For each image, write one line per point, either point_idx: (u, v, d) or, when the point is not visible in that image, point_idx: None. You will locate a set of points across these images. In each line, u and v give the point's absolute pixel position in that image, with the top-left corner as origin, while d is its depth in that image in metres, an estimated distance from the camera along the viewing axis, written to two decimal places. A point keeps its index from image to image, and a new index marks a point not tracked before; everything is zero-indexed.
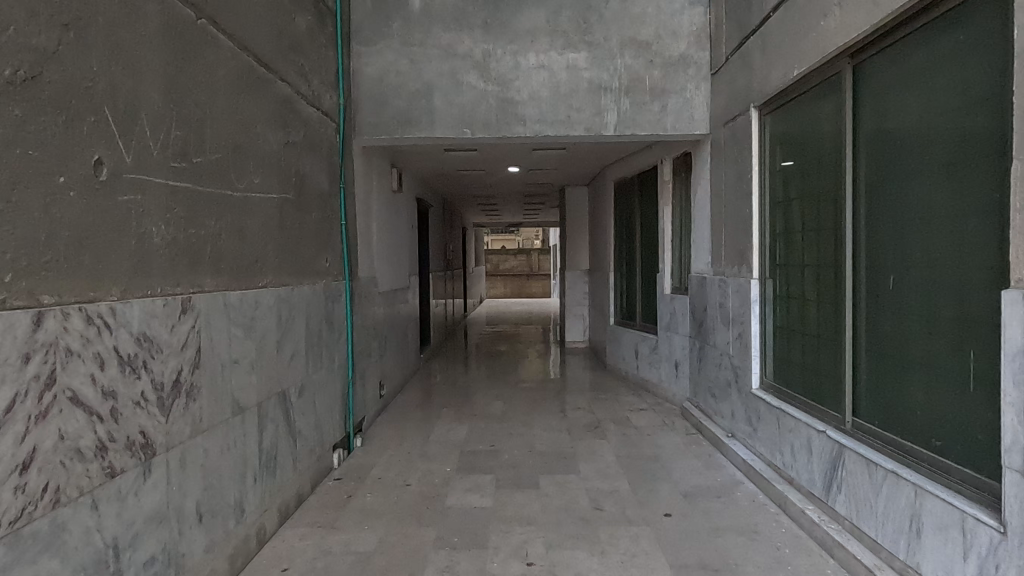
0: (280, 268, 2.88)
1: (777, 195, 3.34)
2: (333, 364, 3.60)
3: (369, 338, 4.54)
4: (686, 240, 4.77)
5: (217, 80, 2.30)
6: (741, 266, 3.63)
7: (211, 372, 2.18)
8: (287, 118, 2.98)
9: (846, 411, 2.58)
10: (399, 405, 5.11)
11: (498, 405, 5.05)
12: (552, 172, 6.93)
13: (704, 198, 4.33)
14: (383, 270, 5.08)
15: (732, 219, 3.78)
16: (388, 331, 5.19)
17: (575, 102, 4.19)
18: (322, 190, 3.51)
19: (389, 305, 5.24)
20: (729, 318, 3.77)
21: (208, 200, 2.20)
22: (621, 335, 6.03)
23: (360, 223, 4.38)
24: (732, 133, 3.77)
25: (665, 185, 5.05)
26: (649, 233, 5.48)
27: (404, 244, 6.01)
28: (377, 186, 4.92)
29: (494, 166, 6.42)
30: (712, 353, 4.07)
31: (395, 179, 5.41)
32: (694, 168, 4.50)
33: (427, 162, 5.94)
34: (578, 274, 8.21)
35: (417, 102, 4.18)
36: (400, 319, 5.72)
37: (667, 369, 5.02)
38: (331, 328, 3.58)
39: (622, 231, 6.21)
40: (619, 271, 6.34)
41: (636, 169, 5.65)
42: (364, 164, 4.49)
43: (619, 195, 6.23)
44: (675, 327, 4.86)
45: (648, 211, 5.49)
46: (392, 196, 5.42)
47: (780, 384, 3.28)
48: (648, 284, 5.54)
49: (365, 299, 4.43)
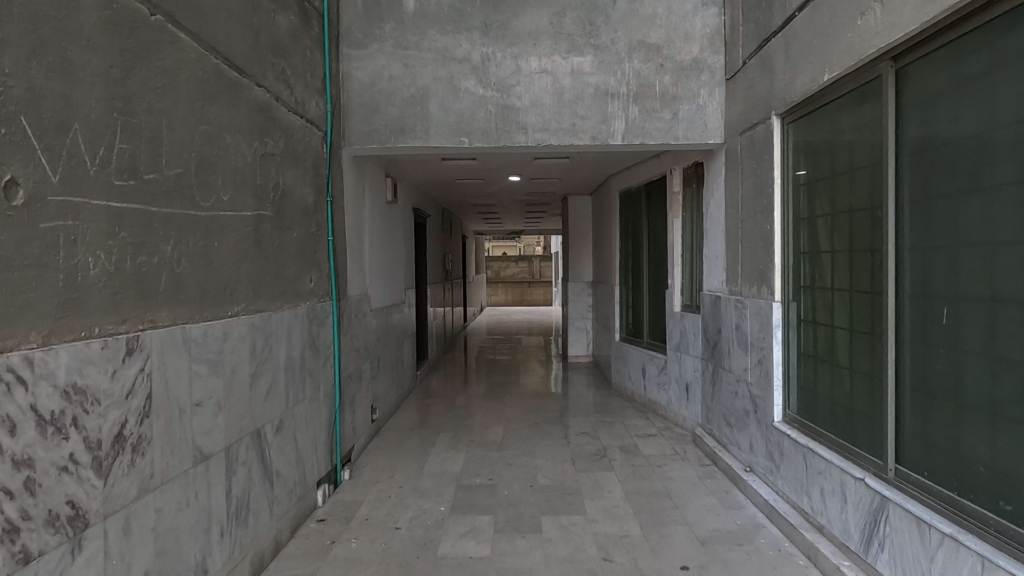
0: (256, 292, 2.60)
1: (801, 211, 3.06)
2: (318, 393, 3.31)
3: (360, 360, 4.26)
4: (698, 255, 4.49)
5: (179, 86, 2.03)
6: (761, 286, 3.35)
7: (165, 419, 1.90)
8: (264, 127, 2.71)
9: (888, 457, 2.30)
10: (392, 429, 4.82)
11: (497, 430, 4.75)
12: (555, 181, 6.66)
13: (718, 211, 4.05)
14: (376, 286, 4.80)
15: (750, 235, 3.49)
16: (381, 350, 4.91)
17: (580, 109, 3.92)
18: (307, 204, 3.24)
19: (382, 323, 4.96)
20: (748, 342, 3.48)
21: (164, 222, 1.92)
22: (627, 353, 5.74)
23: (350, 237, 4.11)
24: (749, 143, 3.49)
25: (675, 196, 4.77)
26: (657, 247, 5.20)
27: (400, 257, 5.74)
28: (370, 197, 4.64)
29: (494, 175, 6.14)
30: (727, 378, 3.78)
31: (389, 190, 5.14)
32: (707, 179, 4.22)
33: (424, 170, 5.67)
34: (581, 286, 7.92)
35: (412, 108, 3.90)
36: (395, 336, 5.44)
37: (677, 392, 4.73)
38: (316, 354, 3.30)
39: (628, 243, 5.94)
40: (624, 285, 6.06)
41: (643, 179, 5.38)
42: (355, 174, 4.22)
43: (625, 205, 5.95)
44: (686, 348, 4.57)
45: (656, 223, 5.22)
46: (386, 207, 5.15)
47: (806, 418, 3.00)
48: (655, 301, 5.26)
49: (356, 318, 4.15)
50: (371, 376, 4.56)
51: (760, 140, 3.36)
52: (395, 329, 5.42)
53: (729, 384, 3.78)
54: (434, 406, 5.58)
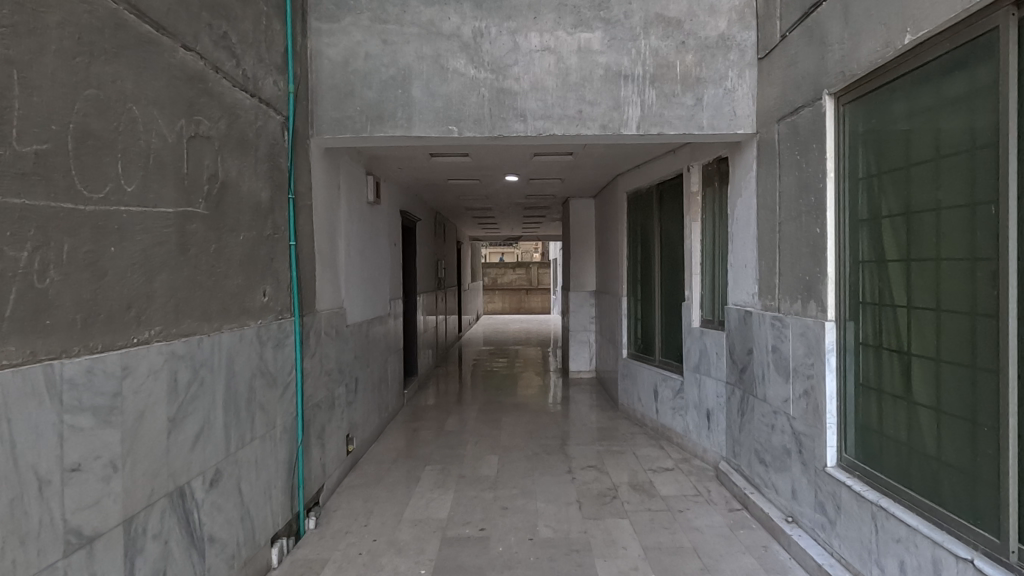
0: (180, 311, 2.03)
1: (862, 212, 2.52)
2: (273, 430, 2.74)
3: (333, 385, 3.68)
4: (722, 264, 3.93)
5: (45, 30, 1.46)
6: (808, 301, 2.79)
7: (10, 499, 1.34)
8: (196, 101, 2.15)
9: (1009, 535, 1.76)
10: (372, 461, 4.24)
11: (492, 461, 4.18)
12: (556, 181, 6.10)
13: (747, 213, 3.50)
14: (355, 298, 4.24)
15: (793, 240, 2.94)
16: (361, 371, 4.34)
17: (588, 93, 3.37)
18: (259, 201, 2.67)
19: (362, 340, 4.39)
20: (792, 367, 2.92)
21: (12, 219, 1.36)
22: (637, 372, 5.17)
23: (321, 242, 3.54)
24: (791, 131, 2.94)
25: (694, 197, 4.22)
26: (671, 254, 4.65)
27: (384, 265, 5.17)
28: (346, 196, 4.08)
29: (489, 174, 5.59)
30: (763, 409, 3.22)
31: (371, 189, 4.59)
32: (733, 176, 3.67)
33: (410, 168, 5.11)
34: (584, 296, 7.35)
35: (391, 92, 3.35)
36: (378, 353, 4.87)
37: (696, 419, 4.16)
38: (270, 383, 2.73)
39: (638, 249, 5.38)
40: (634, 296, 5.50)
41: (655, 178, 4.83)
42: (328, 169, 3.66)
43: (635, 208, 5.40)
44: (708, 370, 4.00)
45: (671, 227, 4.66)
46: (367, 209, 4.59)
47: (870, 466, 2.45)
48: (670, 315, 4.70)
49: (327, 336, 3.58)
50: (347, 401, 3.99)
51: (805, 127, 2.81)
52: (378, 345, 4.85)
53: (765, 416, 3.21)
54: (421, 432, 5.00)
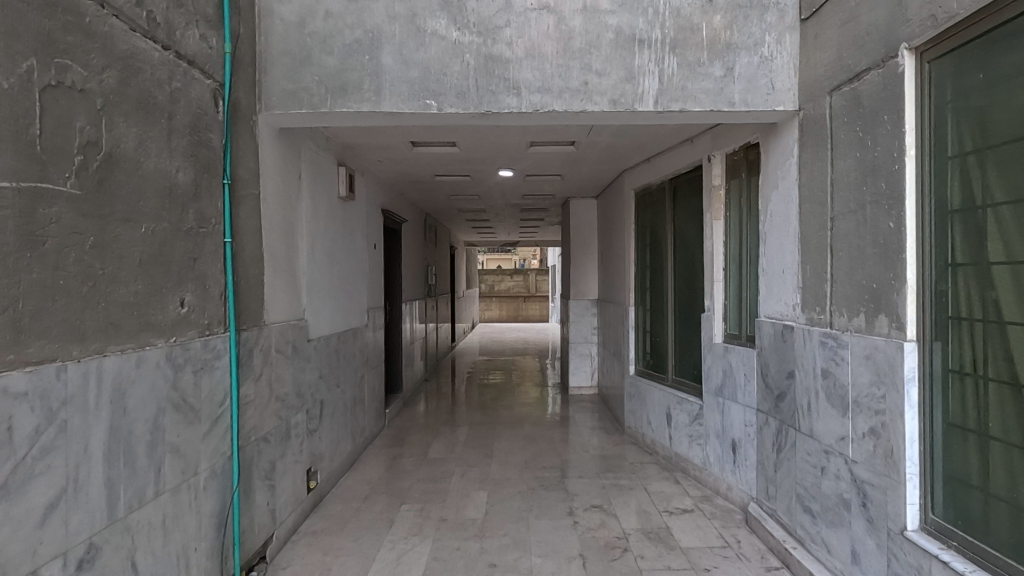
0: (23, 330, 1.43)
1: (956, 200, 1.92)
2: (192, 478, 2.13)
3: (288, 413, 3.08)
4: (752, 269, 3.34)
5: None
6: (876, 315, 2.19)
7: None
8: (61, 39, 1.56)
9: None
10: (340, 498, 3.63)
11: (479, 500, 3.57)
12: (555, 178, 5.52)
13: (787, 209, 2.91)
14: (320, 309, 3.64)
15: (853, 238, 2.34)
16: (328, 394, 3.74)
17: (595, 62, 2.78)
18: (176, 185, 2.08)
19: (329, 356, 3.79)
20: (852, 397, 2.32)
21: None
22: (647, 392, 4.57)
23: (274, 241, 2.94)
24: (849, 102, 2.36)
25: (717, 192, 3.64)
26: (688, 258, 4.07)
27: (360, 271, 4.57)
28: (310, 189, 3.49)
29: (480, 169, 5.00)
30: (812, 448, 2.61)
31: (343, 183, 4.00)
32: (770, 163, 3.09)
33: (390, 159, 4.52)
34: (585, 305, 6.75)
35: (357, 59, 2.76)
36: (351, 372, 4.26)
37: (720, 452, 3.57)
38: (189, 420, 2.12)
39: (647, 254, 4.80)
40: (643, 307, 4.91)
41: (669, 172, 4.25)
42: (283, 155, 3.07)
43: (644, 207, 4.81)
44: (735, 394, 3.40)
45: (688, 228, 4.08)
46: (337, 206, 3.99)
47: (973, 537, 1.85)
48: (686, 329, 4.11)
49: (280, 354, 2.97)
50: (309, 430, 3.38)
51: (871, 96, 2.22)
52: (351, 362, 4.26)
53: (813, 456, 2.61)
54: (401, 461, 4.39)
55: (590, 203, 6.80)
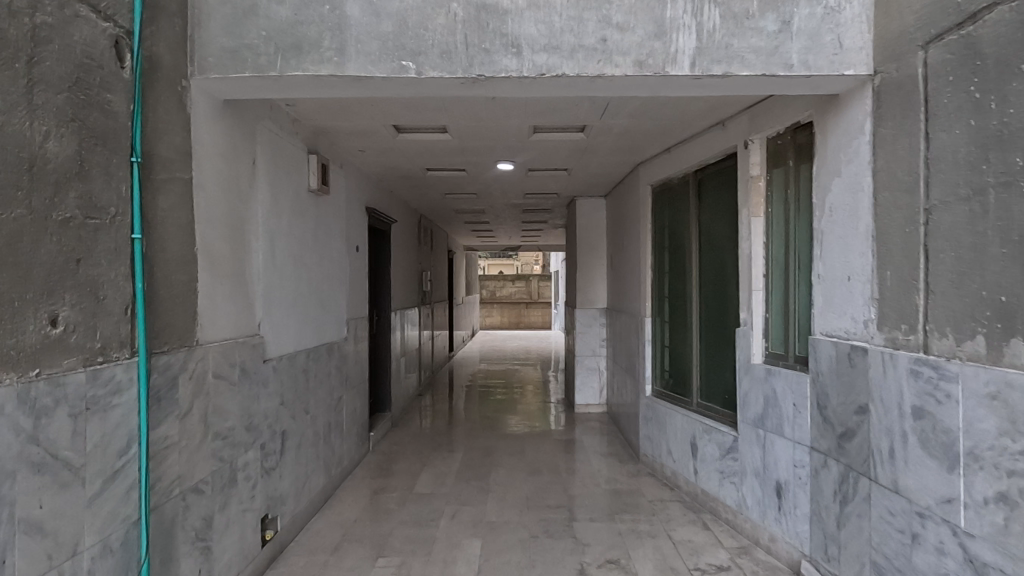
0: None
1: None
2: (66, 562, 1.55)
3: (234, 453, 2.49)
4: (803, 275, 2.76)
5: None
6: (1005, 340, 1.61)
7: None
8: None
9: None
10: (306, 547, 3.05)
11: (471, 551, 2.98)
12: (561, 173, 4.95)
13: (854, 200, 2.33)
14: (283, 323, 3.07)
15: (963, 235, 1.76)
16: (292, 423, 3.15)
17: (615, 13, 2.20)
18: (43, 157, 1.50)
19: (295, 378, 3.21)
20: (966, 447, 1.73)
21: None
22: (668, 418, 3.98)
23: (214, 239, 2.37)
24: (958, 55, 1.78)
25: (756, 183, 3.06)
26: (718, 263, 3.49)
27: (337, 277, 4.00)
28: (268, 179, 2.92)
29: (476, 161, 4.43)
30: (898, 507, 2.02)
31: (313, 174, 3.42)
32: (829, 146, 2.51)
33: (372, 148, 3.95)
34: (593, 314, 6.18)
35: (315, 8, 2.18)
36: (324, 394, 3.68)
37: (761, 494, 2.98)
38: (63, 483, 1.54)
39: (667, 258, 4.23)
40: (661, 319, 4.34)
41: (695, 162, 3.67)
42: (229, 134, 2.50)
43: (663, 204, 4.24)
44: (782, 427, 2.81)
45: (718, 228, 3.51)
46: (307, 201, 3.42)
47: None
48: (716, 346, 3.53)
49: (222, 380, 2.39)
50: (265, 470, 2.80)
51: (995, 40, 1.64)
52: (324, 383, 3.68)
53: (899, 517, 2.02)
54: (382, 497, 3.79)
55: (599, 202, 6.22)
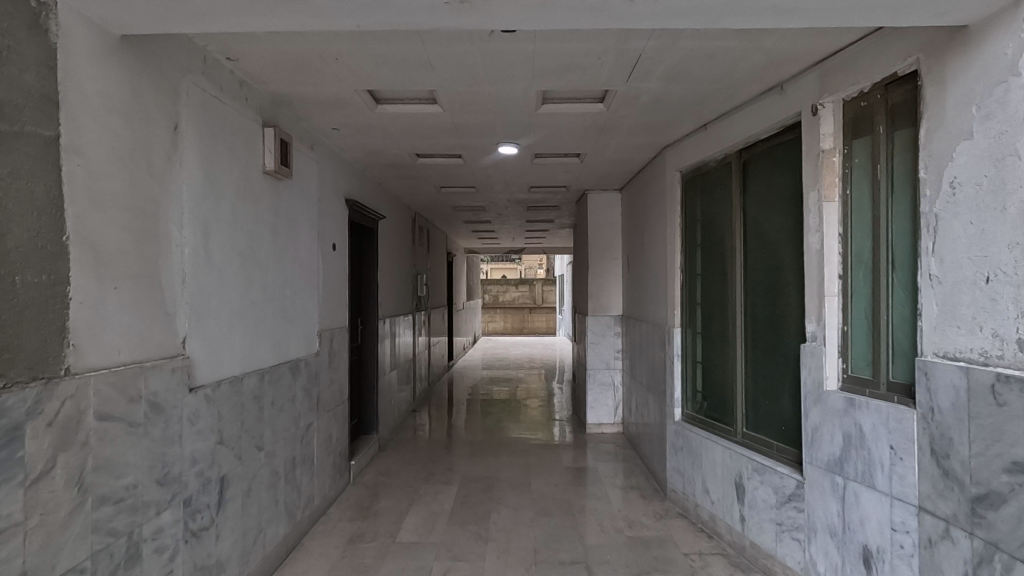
0: None
1: None
2: None
3: (137, 520, 1.82)
4: (903, 276, 2.10)
5: None
6: None
7: None
8: None
9: None
10: None
11: None
12: (572, 161, 4.29)
13: (996, 170, 1.67)
14: (223, 337, 2.41)
15: None
16: (236, 466, 2.49)
17: None
18: None
19: (243, 406, 2.55)
20: None
21: None
22: (706, 451, 3.31)
23: (103, 227, 1.71)
24: None
25: (829, 159, 2.39)
26: (776, 262, 2.82)
27: (306, 279, 3.34)
28: (201, 153, 2.26)
29: (474, 144, 3.78)
30: None
31: (271, 152, 2.78)
32: (947, 100, 1.84)
33: (348, 124, 3.31)
34: (606, 322, 5.51)
35: None
36: (287, 422, 3.02)
37: (839, 562, 2.30)
38: None
39: (703, 257, 3.56)
40: (695, 330, 3.66)
41: (743, 139, 3.01)
42: (131, 85, 1.84)
43: (697, 194, 3.59)
44: (872, 477, 2.13)
45: (775, 219, 2.84)
46: (262, 185, 2.77)
47: None
48: (774, 364, 2.85)
49: (116, 421, 1.73)
50: (191, 533, 2.13)
51: None
52: (286, 410, 3.02)
53: None
54: (358, 548, 3.11)
55: (613, 197, 5.55)
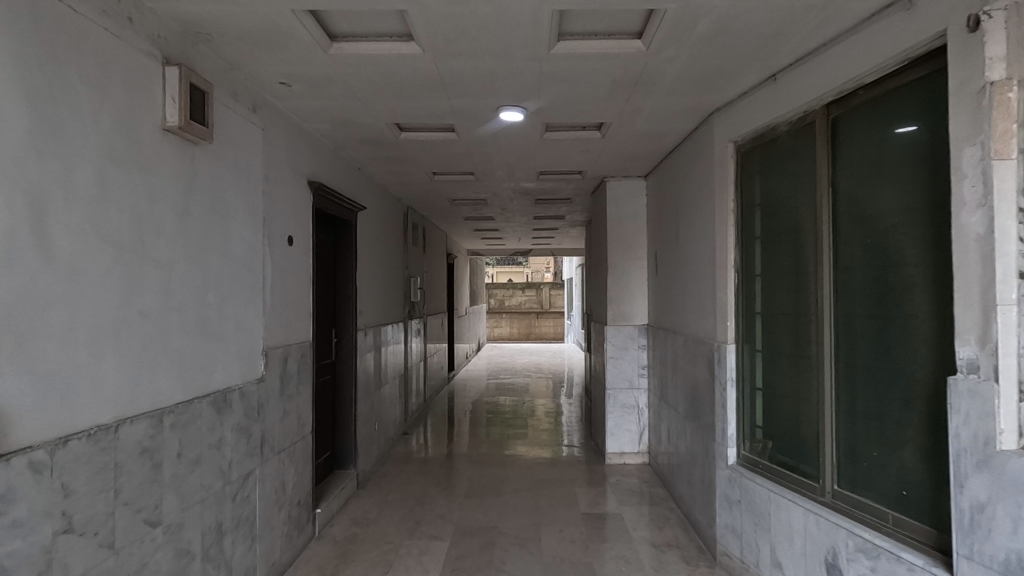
0: None
1: None
2: None
3: None
4: None
5: None
6: None
7: None
8: None
9: None
10: None
11: None
12: (591, 134, 3.48)
13: None
14: (76, 369, 1.59)
15: None
16: (104, 561, 1.67)
17: None
18: None
19: (120, 467, 1.73)
20: None
21: None
22: (778, 513, 2.47)
23: None
24: None
25: (1002, 94, 1.55)
26: (900, 256, 1.99)
27: (243, 281, 2.53)
28: (29, 83, 1.45)
29: (469, 109, 2.97)
30: None
31: (176, 102, 1.98)
32: None
33: (298, 73, 2.50)
34: (629, 332, 4.68)
35: None
36: (206, 479, 2.20)
37: None
38: None
39: (769, 253, 2.73)
40: (756, 349, 2.82)
41: (838, 86, 2.18)
42: None
43: (761, 171, 2.76)
44: None
45: (896, 196, 2.01)
46: (161, 148, 1.96)
47: None
48: (893, 402, 2.01)
49: None
50: None
51: None
52: (205, 463, 2.20)
53: None
54: None
55: (636, 185, 4.73)
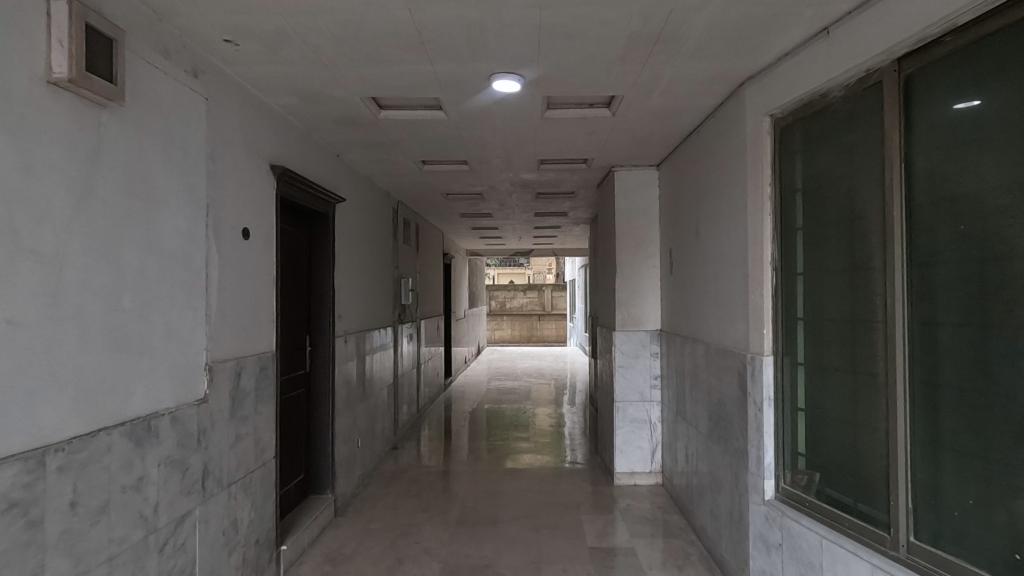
0: None
1: None
2: None
3: None
4: None
5: None
6: None
7: None
8: None
9: None
10: None
11: None
12: (601, 113, 3.06)
13: None
14: None
15: None
16: None
17: None
18: None
19: None
20: None
21: None
22: (834, 567, 2.00)
23: None
24: None
25: None
26: (1010, 247, 1.53)
27: (177, 280, 2.07)
28: None
29: (457, 78, 2.51)
30: None
31: (62, 47, 1.52)
32: None
33: (245, 26, 2.05)
34: (640, 338, 4.22)
35: None
36: (118, 530, 1.75)
37: None
38: None
39: (817, 247, 2.27)
40: (799, 361, 2.37)
41: (918, 33, 1.72)
42: None
43: (807, 149, 2.30)
44: None
45: (1001, 170, 1.55)
46: (43, 106, 1.50)
47: None
48: (998, 437, 1.55)
49: None
50: None
51: None
52: (117, 510, 1.75)
53: None
54: None
55: (647, 175, 4.27)
